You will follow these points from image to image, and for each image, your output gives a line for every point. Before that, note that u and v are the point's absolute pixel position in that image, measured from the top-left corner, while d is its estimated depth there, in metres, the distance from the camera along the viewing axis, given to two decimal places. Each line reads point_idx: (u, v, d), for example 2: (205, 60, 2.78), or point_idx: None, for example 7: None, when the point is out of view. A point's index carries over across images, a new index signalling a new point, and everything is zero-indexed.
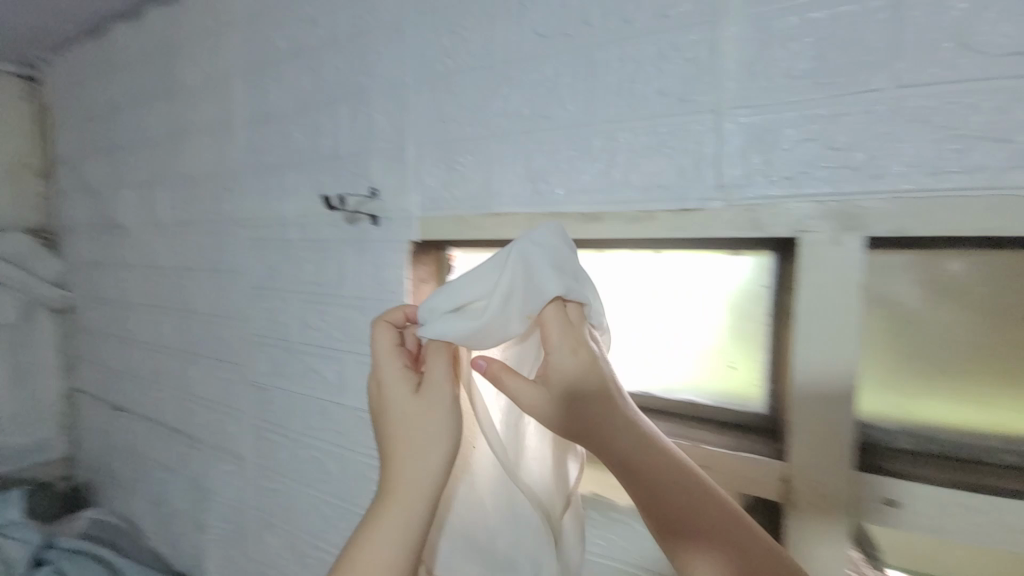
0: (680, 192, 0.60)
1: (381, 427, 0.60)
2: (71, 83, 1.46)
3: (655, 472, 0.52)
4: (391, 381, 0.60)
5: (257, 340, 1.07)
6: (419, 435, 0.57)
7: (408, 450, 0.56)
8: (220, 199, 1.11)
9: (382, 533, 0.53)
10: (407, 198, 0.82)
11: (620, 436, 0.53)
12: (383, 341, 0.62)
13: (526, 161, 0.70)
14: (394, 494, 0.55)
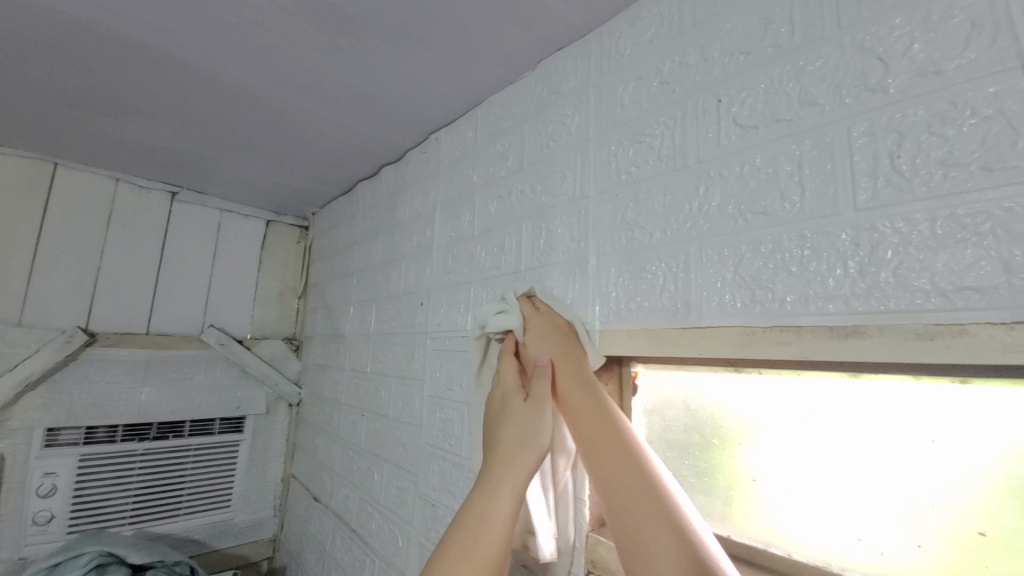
0: (1010, 298, 0.40)
1: (493, 429, 0.73)
2: (328, 228, 1.94)
3: (619, 486, 0.60)
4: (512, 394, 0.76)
5: (431, 450, 1.08)
6: (540, 434, 0.70)
7: (523, 442, 0.69)
8: (416, 313, 1.24)
9: (507, 495, 0.64)
10: (588, 310, 0.77)
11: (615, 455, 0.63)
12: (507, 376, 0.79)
13: (736, 264, 0.59)
14: (518, 471, 0.67)
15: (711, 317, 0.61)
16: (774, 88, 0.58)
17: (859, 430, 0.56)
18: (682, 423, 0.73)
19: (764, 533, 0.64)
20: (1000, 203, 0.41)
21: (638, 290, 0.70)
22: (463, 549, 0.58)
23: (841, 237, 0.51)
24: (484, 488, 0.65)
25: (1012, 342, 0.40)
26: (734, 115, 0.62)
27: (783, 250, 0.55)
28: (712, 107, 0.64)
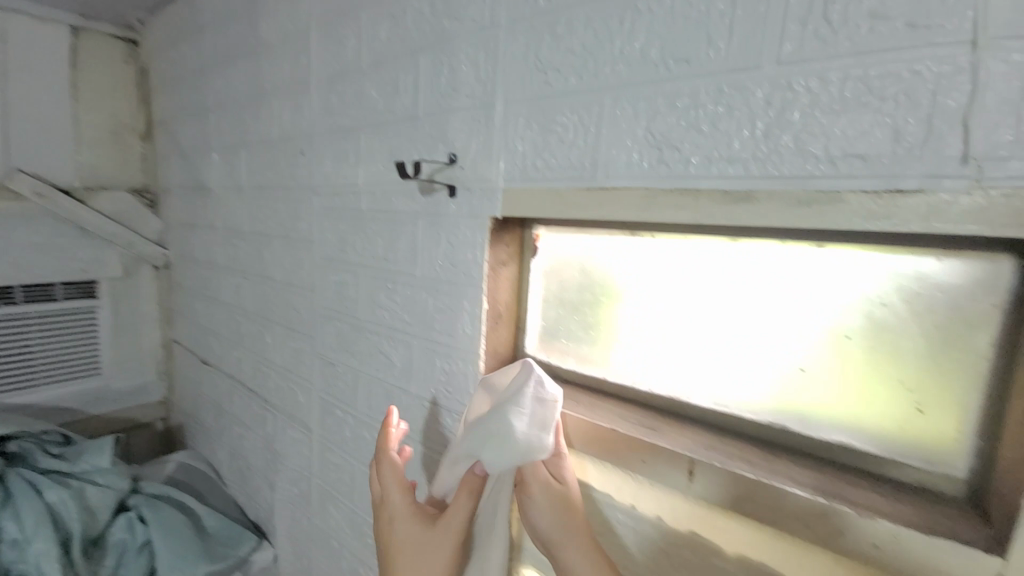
0: (889, 166, 0.42)
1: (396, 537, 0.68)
2: (167, 45, 1.48)
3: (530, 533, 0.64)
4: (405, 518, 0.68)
5: (326, 314, 1.03)
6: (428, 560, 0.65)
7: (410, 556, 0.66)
8: (296, 164, 1.06)
9: None
10: (492, 167, 0.70)
11: (535, 481, 0.63)
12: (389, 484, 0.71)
13: (650, 120, 0.55)
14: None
15: (619, 178, 0.58)
16: None
17: (726, 287, 0.62)
18: (577, 284, 0.76)
19: (633, 375, 0.72)
20: (907, 65, 0.40)
21: (546, 144, 0.64)
22: None
23: (756, 93, 0.48)
24: None
25: (875, 209, 0.43)
26: None
27: (694, 105, 0.51)
28: None
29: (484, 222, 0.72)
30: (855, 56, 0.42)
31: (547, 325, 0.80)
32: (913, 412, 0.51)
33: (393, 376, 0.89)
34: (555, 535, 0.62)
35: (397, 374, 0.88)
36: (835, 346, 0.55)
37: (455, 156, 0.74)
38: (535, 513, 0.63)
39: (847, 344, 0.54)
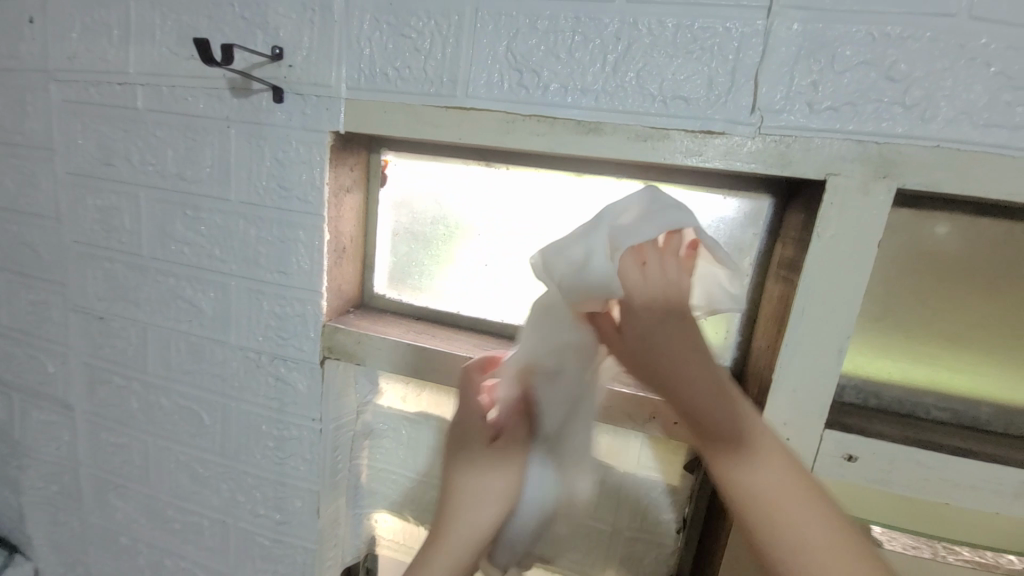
0: (704, 109, 0.49)
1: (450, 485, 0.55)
2: None
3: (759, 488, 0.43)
4: (477, 424, 0.56)
5: (87, 252, 0.76)
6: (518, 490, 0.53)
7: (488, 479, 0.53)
8: (16, 33, 0.73)
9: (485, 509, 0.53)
10: (330, 71, 0.59)
11: (696, 384, 0.43)
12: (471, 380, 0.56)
13: (511, 38, 0.53)
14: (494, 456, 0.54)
15: (478, 99, 0.55)
16: None
17: (571, 220, 0.66)
18: (429, 217, 0.72)
19: (486, 308, 0.73)
20: (721, 21, 0.47)
21: (397, 50, 0.57)
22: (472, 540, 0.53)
23: (609, 24, 0.50)
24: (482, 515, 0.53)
25: (691, 147, 0.50)
26: None
27: (553, 29, 0.52)
28: None
29: (322, 137, 0.61)
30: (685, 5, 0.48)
31: (396, 261, 0.75)
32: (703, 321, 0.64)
33: (200, 327, 0.72)
34: (774, 474, 0.44)
35: (207, 324, 0.72)
36: None
37: (279, 49, 0.60)
38: (705, 411, 0.44)
39: None
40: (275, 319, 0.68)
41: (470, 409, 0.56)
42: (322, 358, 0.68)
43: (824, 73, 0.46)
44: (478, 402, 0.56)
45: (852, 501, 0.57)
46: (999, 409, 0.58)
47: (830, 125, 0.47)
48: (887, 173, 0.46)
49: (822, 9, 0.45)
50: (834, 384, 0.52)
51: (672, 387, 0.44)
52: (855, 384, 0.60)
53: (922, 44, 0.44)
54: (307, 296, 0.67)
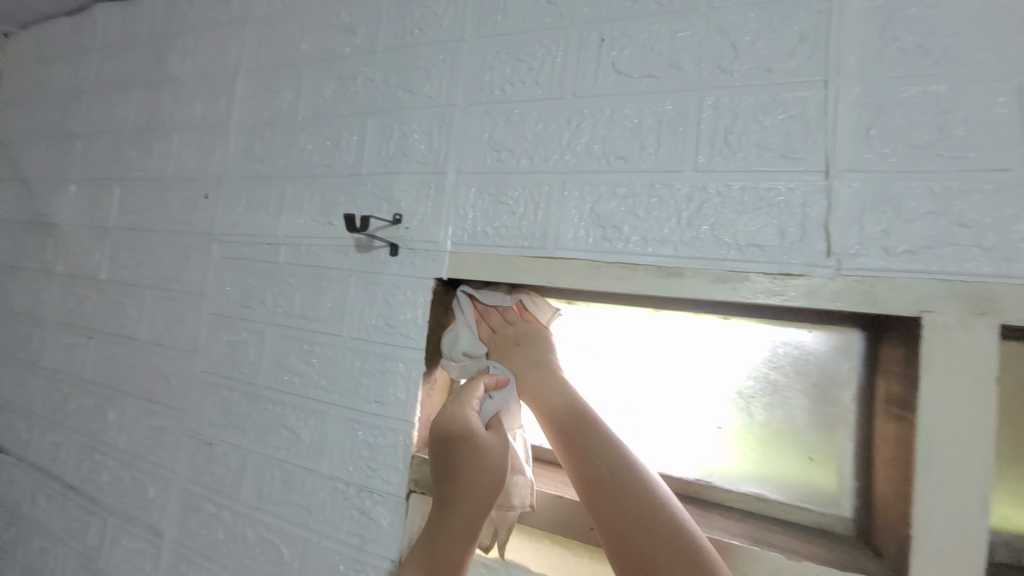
0: (779, 254, 0.54)
1: (453, 511, 0.55)
2: (36, 66, 1.29)
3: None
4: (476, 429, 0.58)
5: (210, 381, 0.86)
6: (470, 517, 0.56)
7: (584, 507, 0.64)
8: (195, 208, 0.95)
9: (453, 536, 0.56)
10: (439, 230, 0.71)
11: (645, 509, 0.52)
12: (474, 389, 0.63)
13: (594, 201, 0.63)
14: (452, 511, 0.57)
15: (565, 249, 0.64)
16: (650, 45, 0.62)
17: (652, 352, 0.69)
18: None
19: None
20: (784, 183, 0.54)
21: (496, 213, 0.68)
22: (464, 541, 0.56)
23: (680, 189, 0.59)
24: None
25: (772, 287, 0.54)
26: (614, 62, 0.64)
27: (631, 194, 0.61)
28: (594, 48, 0.65)
29: (428, 283, 0.71)
30: (747, 171, 0.56)
31: None
32: (814, 465, 0.60)
33: (296, 454, 0.76)
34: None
35: (303, 452, 0.76)
36: (742, 404, 0.64)
37: (399, 216, 0.74)
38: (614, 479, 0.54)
39: (752, 403, 0.63)
40: (367, 447, 0.72)
41: (466, 403, 0.61)
42: (408, 491, 0.69)
43: (894, 223, 0.50)
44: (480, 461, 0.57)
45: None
46: None
47: (912, 266, 0.49)
48: (986, 309, 0.47)
49: (880, 171, 0.51)
50: (987, 545, 0.45)
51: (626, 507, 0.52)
52: (1009, 543, 0.52)
53: (987, 194, 0.48)
54: (400, 426, 0.70)
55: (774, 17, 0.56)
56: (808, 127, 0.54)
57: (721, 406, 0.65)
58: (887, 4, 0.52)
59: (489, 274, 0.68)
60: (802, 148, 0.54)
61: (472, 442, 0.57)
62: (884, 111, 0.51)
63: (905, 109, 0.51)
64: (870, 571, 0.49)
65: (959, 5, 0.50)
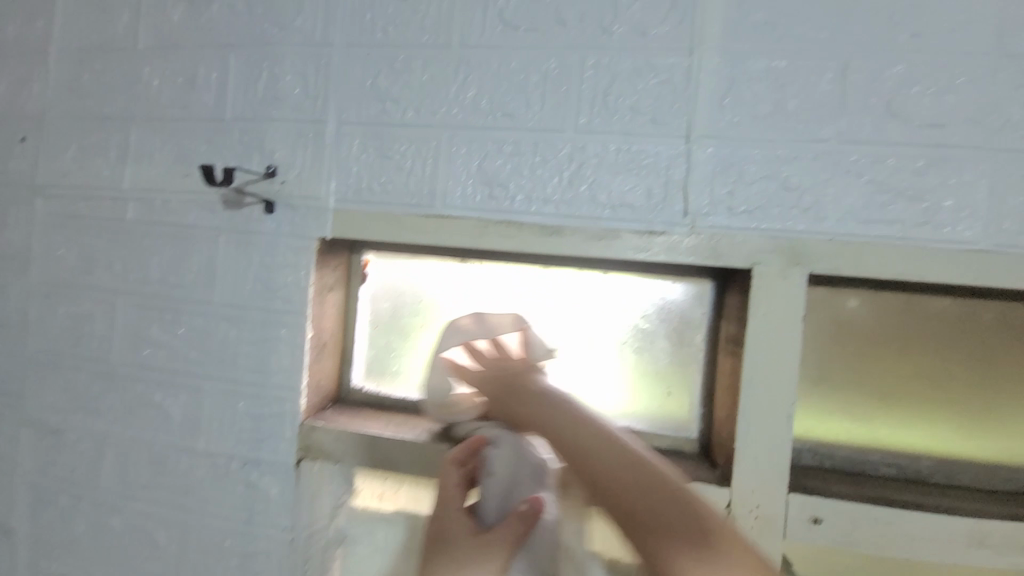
0: (645, 214, 0.59)
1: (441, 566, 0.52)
2: None
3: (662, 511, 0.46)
4: (463, 534, 0.52)
5: (49, 360, 0.74)
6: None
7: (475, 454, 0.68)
8: (7, 152, 0.78)
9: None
10: (320, 185, 0.66)
11: (603, 455, 0.51)
12: (449, 478, 0.55)
13: (482, 159, 0.63)
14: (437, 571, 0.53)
15: (453, 207, 0.63)
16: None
17: (541, 306, 0.72)
18: (408, 307, 0.77)
19: None
20: (653, 146, 0.59)
21: (381, 168, 0.65)
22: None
23: (562, 149, 0.61)
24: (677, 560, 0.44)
25: (640, 244, 0.59)
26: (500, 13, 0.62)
27: (517, 153, 0.62)
28: None
29: (309, 243, 0.66)
30: (622, 133, 0.59)
31: (375, 352, 0.78)
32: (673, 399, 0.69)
33: (166, 434, 0.70)
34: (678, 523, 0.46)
35: (175, 430, 0.70)
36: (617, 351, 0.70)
37: (273, 169, 0.67)
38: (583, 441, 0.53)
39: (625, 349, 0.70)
40: (251, 419, 0.68)
41: (454, 506, 0.54)
42: (298, 458, 0.67)
43: (738, 186, 0.57)
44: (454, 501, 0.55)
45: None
46: (935, 461, 0.64)
47: (748, 225, 0.57)
48: (798, 260, 0.56)
49: (730, 138, 0.57)
50: (788, 449, 0.57)
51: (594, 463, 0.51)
52: (808, 447, 0.66)
53: (806, 162, 0.56)
54: (287, 394, 0.67)
55: None
56: (674, 94, 0.58)
57: (600, 353, 0.71)
58: None
59: (377, 232, 0.65)
60: (668, 114, 0.58)
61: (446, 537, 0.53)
62: (735, 83, 0.57)
63: (751, 82, 0.57)
64: (705, 479, 0.59)
65: None
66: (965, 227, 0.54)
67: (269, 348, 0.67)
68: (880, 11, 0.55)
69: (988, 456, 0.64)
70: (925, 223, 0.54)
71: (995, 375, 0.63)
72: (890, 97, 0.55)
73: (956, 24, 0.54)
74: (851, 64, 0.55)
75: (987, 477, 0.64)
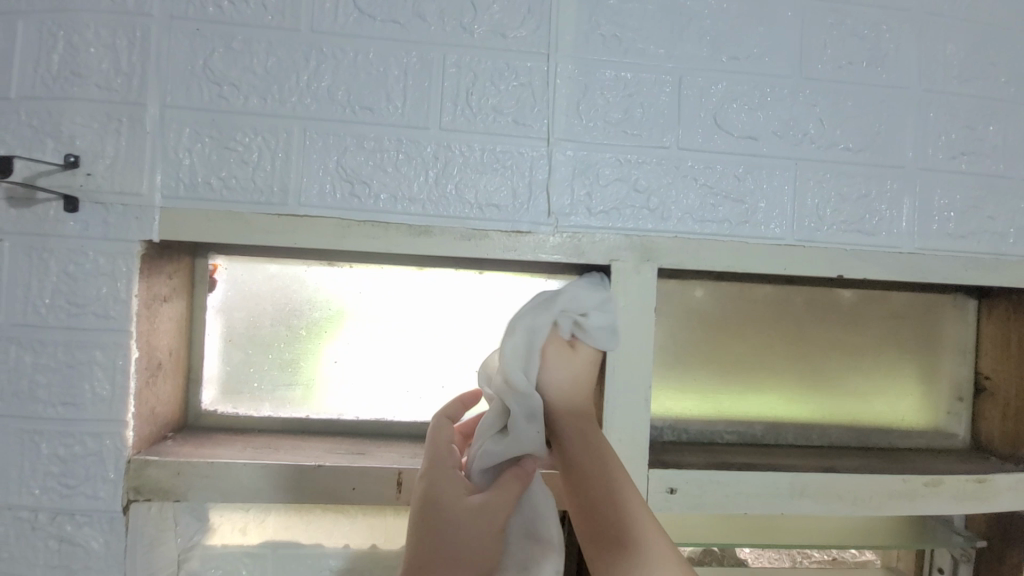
0: (512, 214, 0.59)
1: (428, 536, 0.49)
2: None
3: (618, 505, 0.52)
4: (456, 492, 0.51)
5: None
6: (464, 532, 0.49)
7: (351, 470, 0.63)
8: None
9: (444, 547, 0.48)
10: (141, 179, 0.56)
11: (580, 445, 0.55)
12: (441, 433, 0.56)
13: (340, 154, 0.58)
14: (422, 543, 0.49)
15: (310, 206, 0.58)
16: None
17: (417, 308, 0.70)
18: (268, 316, 0.69)
19: (339, 408, 0.71)
20: (516, 147, 0.59)
21: (219, 160, 0.57)
22: (477, 544, 0.49)
23: (428, 146, 0.59)
24: (611, 544, 0.51)
25: (508, 243, 0.59)
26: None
27: (377, 149, 0.58)
28: None
29: (130, 247, 0.56)
30: (487, 132, 0.59)
31: (229, 369, 0.69)
32: None
33: None
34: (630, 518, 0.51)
35: None
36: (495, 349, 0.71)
37: (73, 158, 0.55)
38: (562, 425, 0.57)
39: None
40: (59, 463, 0.56)
41: (445, 466, 0.54)
42: (127, 503, 0.56)
43: (595, 188, 0.60)
44: (445, 465, 0.54)
45: (675, 527, 0.71)
46: (764, 425, 0.75)
47: (606, 224, 0.60)
48: (649, 256, 0.61)
49: (586, 141, 0.60)
50: (647, 430, 0.62)
51: (573, 444, 0.55)
52: (667, 425, 0.73)
53: (652, 166, 0.61)
54: (107, 430, 0.56)
55: None
56: (534, 95, 0.59)
57: (479, 353, 0.71)
58: None
59: (218, 234, 0.57)
60: (530, 115, 0.59)
61: (441, 505, 0.50)
62: (588, 89, 0.60)
63: (602, 89, 0.60)
64: None
65: (640, 5, 0.61)
66: (776, 225, 0.63)
67: (79, 375, 0.55)
68: (706, 34, 0.61)
69: (804, 417, 0.76)
70: (747, 222, 0.62)
71: (805, 348, 0.76)
72: (715, 111, 0.62)
73: (765, 50, 0.62)
74: (686, 79, 0.61)
75: (803, 434, 0.76)
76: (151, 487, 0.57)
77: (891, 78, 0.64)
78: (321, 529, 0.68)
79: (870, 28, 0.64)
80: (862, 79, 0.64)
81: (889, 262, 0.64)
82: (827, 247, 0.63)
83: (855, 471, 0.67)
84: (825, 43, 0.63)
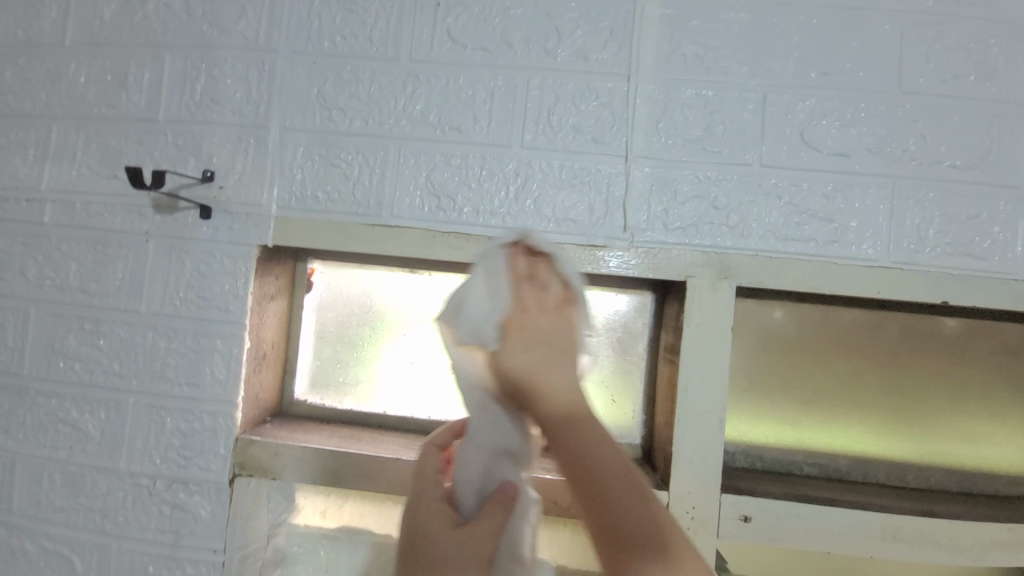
0: (588, 228, 0.61)
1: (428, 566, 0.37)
2: None
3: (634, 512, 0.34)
4: (445, 524, 0.39)
5: None
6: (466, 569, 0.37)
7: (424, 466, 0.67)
8: None
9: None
10: (261, 192, 0.64)
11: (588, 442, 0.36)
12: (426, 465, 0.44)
13: (429, 171, 0.63)
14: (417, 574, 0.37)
15: (401, 218, 0.63)
16: (481, 18, 0.63)
17: None
18: (355, 317, 0.75)
19: (412, 406, 0.75)
20: (593, 164, 0.61)
21: (326, 176, 0.64)
22: None
23: (510, 162, 0.62)
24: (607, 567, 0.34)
25: (583, 257, 0.61)
26: (445, 29, 0.63)
27: (463, 166, 0.63)
28: (429, 10, 0.64)
29: (249, 250, 0.64)
30: (565, 149, 0.62)
31: (318, 363, 0.76)
32: (618, 407, 0.72)
33: (85, 453, 0.65)
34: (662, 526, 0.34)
35: (92, 450, 0.65)
36: None
37: (209, 173, 0.64)
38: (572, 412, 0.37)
39: None
40: (181, 436, 0.64)
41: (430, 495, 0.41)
42: (232, 477, 0.63)
43: (672, 203, 0.61)
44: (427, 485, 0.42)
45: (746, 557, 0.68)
46: (850, 459, 0.70)
47: (683, 241, 0.60)
48: (728, 274, 0.60)
49: (664, 158, 0.61)
50: (721, 452, 0.60)
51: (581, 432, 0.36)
52: (739, 449, 0.70)
53: (733, 183, 0.60)
54: (221, 410, 0.63)
55: (588, 9, 0.62)
56: (614, 115, 0.61)
57: None
58: (675, 15, 0.61)
59: (322, 241, 0.64)
60: (608, 133, 0.61)
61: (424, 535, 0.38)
62: (668, 108, 0.61)
63: (682, 108, 0.61)
64: None
65: (724, 24, 0.61)
66: (870, 245, 0.59)
67: (202, 360, 0.64)
68: (793, 51, 0.60)
69: (897, 454, 0.70)
70: (836, 242, 0.59)
71: (899, 379, 0.70)
72: (802, 128, 0.60)
73: (858, 65, 0.60)
74: (770, 96, 0.60)
75: (895, 473, 0.70)
76: (253, 464, 0.63)
77: (1007, 91, 0.59)
78: (391, 521, 0.72)
79: (979, 39, 0.59)
80: (972, 92, 0.59)
81: (1003, 291, 0.59)
82: (929, 270, 0.59)
83: (957, 516, 0.60)
84: (928, 56, 0.60)
